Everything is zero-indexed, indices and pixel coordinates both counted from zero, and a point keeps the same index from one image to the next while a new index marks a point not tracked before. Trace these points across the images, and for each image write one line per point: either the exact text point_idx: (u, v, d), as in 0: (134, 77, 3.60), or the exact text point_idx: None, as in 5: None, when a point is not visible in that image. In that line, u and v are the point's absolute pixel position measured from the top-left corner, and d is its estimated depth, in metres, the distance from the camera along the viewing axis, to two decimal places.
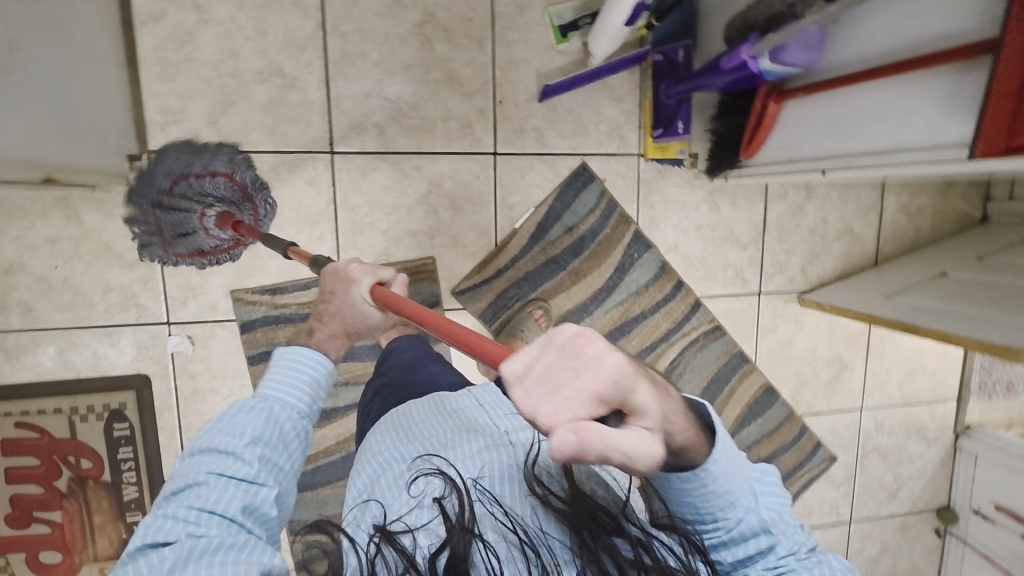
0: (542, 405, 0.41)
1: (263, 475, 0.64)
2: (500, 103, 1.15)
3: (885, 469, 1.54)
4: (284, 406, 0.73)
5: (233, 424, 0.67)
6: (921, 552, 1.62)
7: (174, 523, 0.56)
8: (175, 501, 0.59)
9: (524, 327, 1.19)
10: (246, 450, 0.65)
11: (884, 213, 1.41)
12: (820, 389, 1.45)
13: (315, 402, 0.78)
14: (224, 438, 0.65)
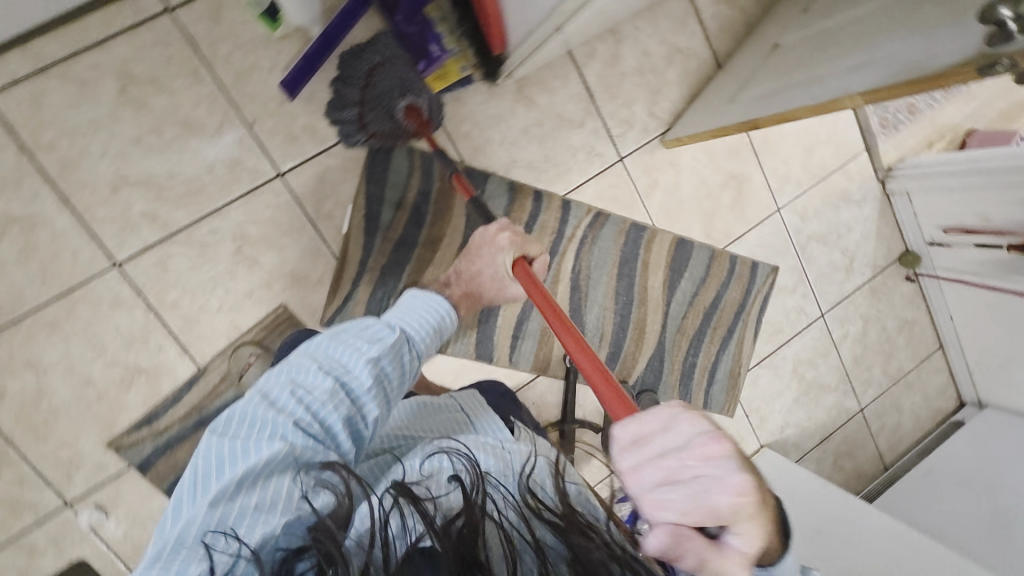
0: (642, 476, 0.48)
1: (367, 396, 0.72)
2: (254, 122, 1.04)
3: (832, 251, 1.50)
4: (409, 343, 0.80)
5: (356, 344, 0.73)
6: (905, 305, 1.60)
7: (288, 401, 0.67)
8: (293, 387, 0.69)
9: None
10: (320, 388, 0.69)
11: (703, 12, 1.30)
12: (730, 213, 1.39)
13: (434, 342, 0.84)
14: (351, 343, 0.73)
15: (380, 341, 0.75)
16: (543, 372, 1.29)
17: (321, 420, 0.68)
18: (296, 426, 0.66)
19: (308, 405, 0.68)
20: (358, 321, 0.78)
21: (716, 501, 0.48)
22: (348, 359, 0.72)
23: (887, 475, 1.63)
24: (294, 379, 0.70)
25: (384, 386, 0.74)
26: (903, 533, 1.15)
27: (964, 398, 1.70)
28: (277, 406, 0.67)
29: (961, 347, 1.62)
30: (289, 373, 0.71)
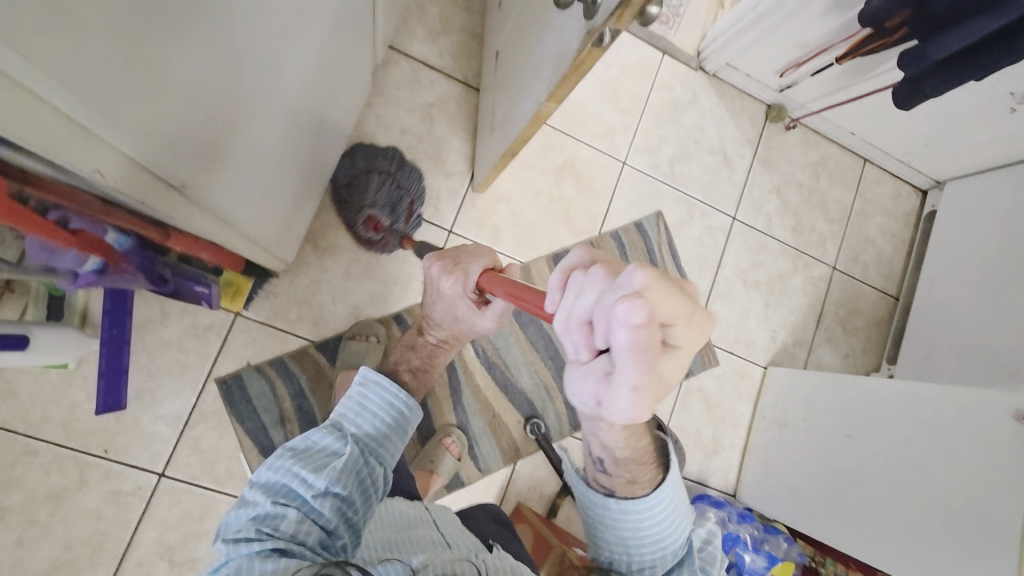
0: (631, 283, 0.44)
1: (336, 495, 0.66)
2: (107, 450, 1.03)
3: (701, 159, 1.41)
4: (369, 446, 0.76)
5: (303, 477, 0.66)
6: (805, 151, 1.50)
7: (249, 533, 0.60)
8: (260, 509, 0.62)
9: (433, 457, 1.13)
10: (293, 517, 0.62)
11: (429, 58, 1.24)
12: (582, 200, 1.32)
13: (395, 440, 0.80)
14: (308, 461, 0.69)
15: (335, 466, 0.69)
16: (516, 458, 1.23)
17: (309, 547, 0.61)
18: (271, 548, 0.58)
19: (278, 532, 0.60)
20: (307, 441, 0.73)
21: (692, 314, 0.48)
22: (304, 485, 0.66)
23: (902, 307, 1.51)
24: (256, 517, 0.62)
25: (348, 509, 0.67)
26: (922, 393, 1.04)
27: (923, 187, 1.58)
28: (242, 540, 0.59)
29: (884, 150, 1.50)
30: (242, 509, 0.64)
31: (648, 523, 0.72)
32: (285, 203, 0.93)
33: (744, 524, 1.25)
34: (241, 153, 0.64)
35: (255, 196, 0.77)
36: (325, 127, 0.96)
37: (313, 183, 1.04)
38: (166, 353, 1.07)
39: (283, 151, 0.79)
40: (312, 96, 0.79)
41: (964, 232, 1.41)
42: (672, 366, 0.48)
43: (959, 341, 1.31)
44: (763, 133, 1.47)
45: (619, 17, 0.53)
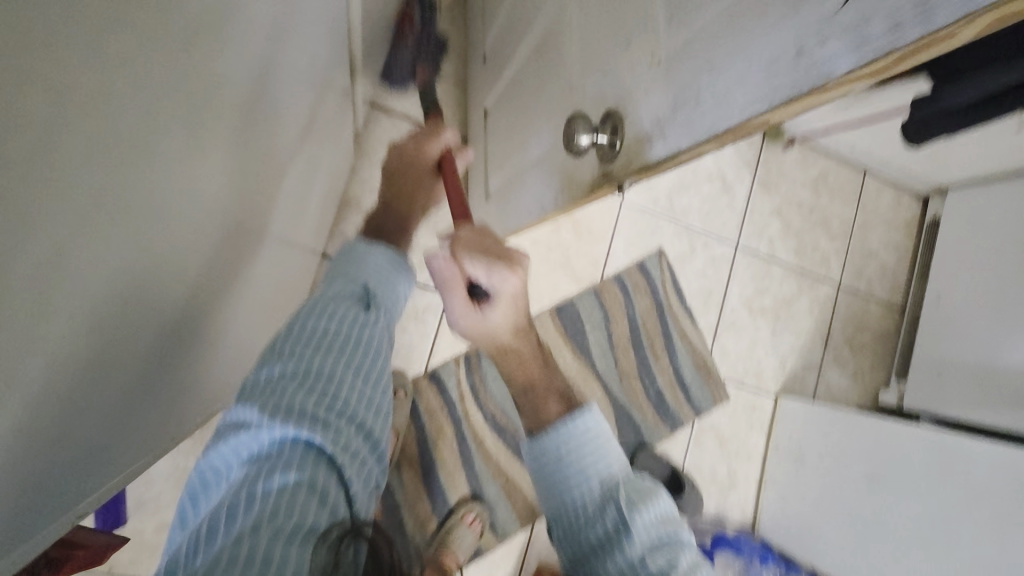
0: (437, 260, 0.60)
1: (360, 374, 0.57)
2: (111, 567, 0.99)
3: (700, 188, 1.36)
4: (386, 310, 0.67)
5: (341, 332, 0.58)
6: (804, 168, 1.45)
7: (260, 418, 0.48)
8: (271, 391, 0.51)
9: (454, 536, 1.09)
10: (343, 385, 0.54)
11: (411, 112, 1.17)
12: (581, 245, 1.27)
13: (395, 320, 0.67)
14: (326, 325, 0.58)
15: (369, 328, 0.61)
16: (534, 520, 1.20)
17: (351, 422, 0.53)
18: (301, 438, 0.47)
19: (315, 393, 0.52)
20: (319, 304, 0.61)
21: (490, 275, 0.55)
22: (328, 352, 0.56)
23: (907, 319, 1.50)
24: (286, 380, 0.52)
25: (376, 377, 0.59)
26: (944, 438, 1.02)
27: (922, 193, 1.55)
28: (271, 412, 0.48)
29: (884, 161, 1.46)
30: (262, 375, 0.54)
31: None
32: (270, 317, 0.86)
33: (767, 566, 1.22)
34: (133, 414, 0.47)
35: (240, 327, 0.70)
36: (301, 220, 0.88)
37: (300, 272, 0.97)
38: (163, 459, 1.02)
39: (244, 312, 0.70)
40: (269, 231, 0.69)
41: (969, 244, 1.38)
42: (494, 313, 0.58)
43: (969, 361, 1.30)
44: (761, 154, 1.41)
45: (642, 175, 0.48)
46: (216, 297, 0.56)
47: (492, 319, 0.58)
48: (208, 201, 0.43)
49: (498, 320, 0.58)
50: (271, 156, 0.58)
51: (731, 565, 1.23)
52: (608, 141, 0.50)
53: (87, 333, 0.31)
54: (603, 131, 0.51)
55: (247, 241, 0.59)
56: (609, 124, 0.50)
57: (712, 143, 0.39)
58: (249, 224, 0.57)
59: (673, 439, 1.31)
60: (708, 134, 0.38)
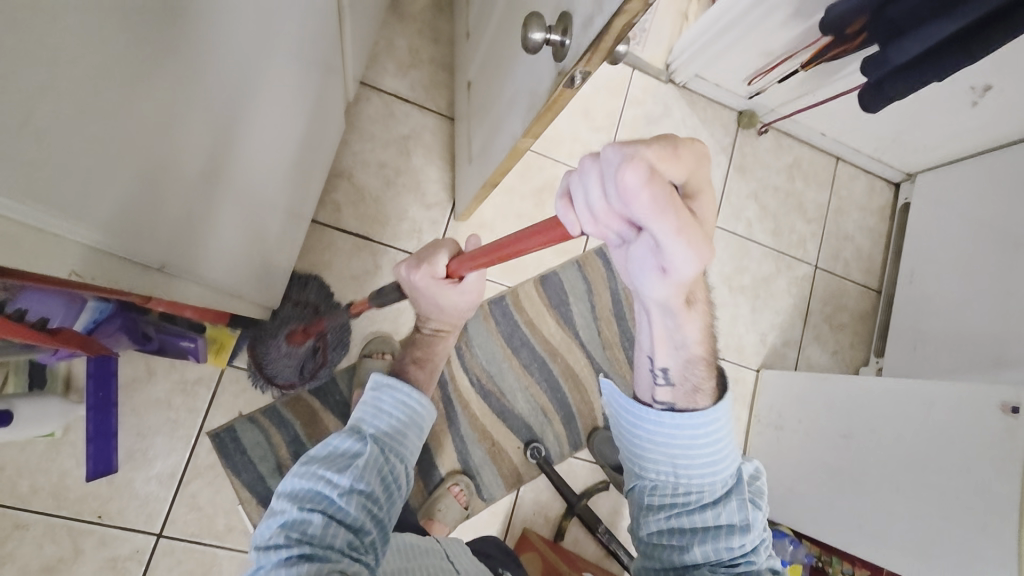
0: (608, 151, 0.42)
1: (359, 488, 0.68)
2: (101, 515, 1.00)
3: None
4: (384, 449, 0.77)
5: (329, 475, 0.68)
6: (778, 154, 1.52)
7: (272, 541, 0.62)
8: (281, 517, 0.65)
9: (440, 505, 1.13)
10: (322, 521, 0.64)
11: (402, 90, 1.24)
12: None
13: (406, 447, 0.81)
14: (333, 458, 0.72)
15: (360, 463, 0.72)
16: (520, 485, 1.22)
17: (342, 546, 0.63)
18: (299, 554, 0.59)
19: (307, 524, 0.63)
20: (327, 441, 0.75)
21: (685, 156, 0.47)
22: (330, 484, 0.68)
23: (884, 299, 1.54)
24: (286, 521, 0.64)
25: (361, 525, 0.67)
26: (913, 389, 1.04)
27: (894, 180, 1.62)
28: (273, 547, 0.61)
29: (854, 148, 1.53)
30: (273, 517, 0.66)
31: (702, 442, 0.63)
32: (264, 267, 0.92)
33: None
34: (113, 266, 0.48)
35: (235, 238, 0.74)
36: (296, 173, 0.93)
37: (293, 228, 1.02)
38: (155, 411, 1.05)
39: (235, 248, 0.74)
40: (263, 170, 0.75)
41: (939, 222, 1.44)
42: (703, 209, 0.52)
43: (943, 331, 1.33)
44: (736, 141, 1.49)
45: (586, 61, 0.53)
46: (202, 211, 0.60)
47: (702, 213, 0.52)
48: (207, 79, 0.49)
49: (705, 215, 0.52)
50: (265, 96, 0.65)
51: None
52: (559, 39, 0.55)
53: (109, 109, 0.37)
54: (556, 31, 0.56)
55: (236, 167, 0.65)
56: (559, 24, 0.55)
57: None
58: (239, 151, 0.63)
59: None
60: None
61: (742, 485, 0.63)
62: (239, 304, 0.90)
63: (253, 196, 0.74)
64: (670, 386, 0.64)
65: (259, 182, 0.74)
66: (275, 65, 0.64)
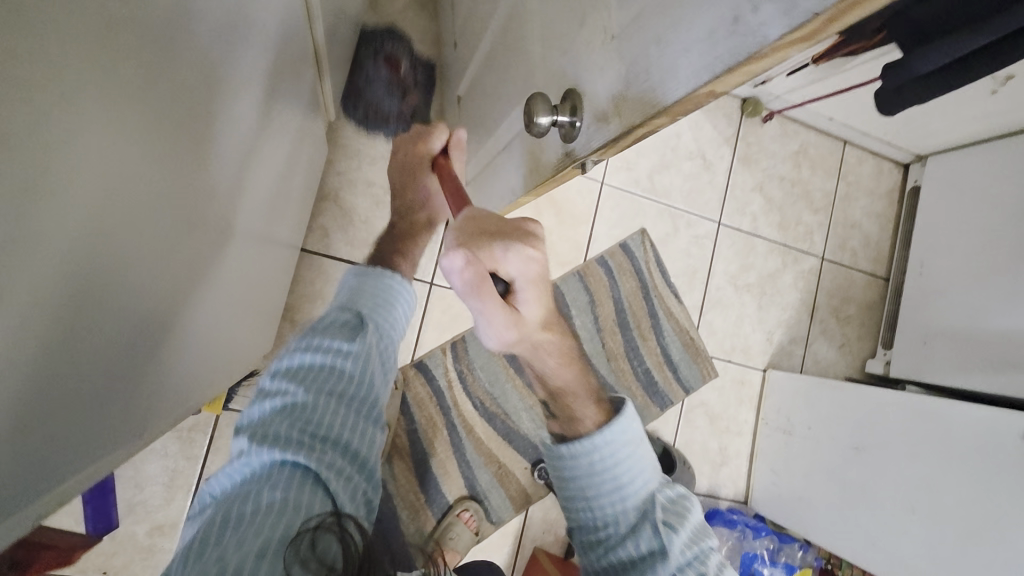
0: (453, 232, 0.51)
1: (357, 380, 0.65)
2: (105, 571, 0.98)
3: (680, 167, 1.36)
4: (378, 333, 0.72)
5: (337, 354, 0.65)
6: (784, 142, 1.45)
7: (275, 431, 0.58)
8: (273, 408, 0.60)
9: (451, 532, 1.10)
10: (320, 407, 0.61)
11: (385, 100, 1.15)
12: (563, 229, 1.26)
13: (396, 329, 0.76)
14: (324, 343, 0.66)
15: (361, 344, 0.67)
16: (528, 504, 1.21)
17: (337, 445, 0.60)
18: (303, 454, 0.56)
19: (311, 424, 0.59)
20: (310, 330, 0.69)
21: (515, 258, 0.50)
22: (334, 371, 0.64)
23: (892, 288, 1.51)
24: (280, 409, 0.60)
25: (354, 416, 0.63)
26: (926, 405, 1.02)
27: (904, 161, 1.55)
28: (271, 438, 0.57)
29: (863, 131, 1.46)
30: (261, 404, 0.62)
31: (605, 467, 0.64)
32: (240, 331, 0.85)
33: (761, 538, 1.25)
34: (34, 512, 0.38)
35: (209, 332, 0.68)
36: (268, 221, 0.86)
37: (275, 270, 0.96)
38: (151, 461, 1.01)
39: (204, 341, 0.68)
40: (223, 274, 0.67)
41: (950, 209, 1.39)
42: (527, 306, 0.55)
43: (953, 327, 1.30)
44: (740, 130, 1.41)
45: (603, 152, 0.48)
46: (146, 382, 0.51)
47: (524, 313, 0.56)
48: (152, 242, 0.41)
49: (529, 313, 0.56)
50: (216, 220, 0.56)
51: (727, 538, 1.24)
52: (568, 121, 0.50)
53: (91, 244, 0.32)
54: (563, 111, 0.51)
55: (188, 307, 0.56)
56: (568, 104, 0.50)
57: (667, 115, 0.38)
58: (189, 295, 0.54)
59: (664, 418, 1.32)
60: (658, 108, 0.38)
61: (653, 510, 0.62)
62: (224, 369, 0.85)
63: (224, 285, 0.68)
64: (556, 419, 0.70)
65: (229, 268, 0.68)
66: (238, 151, 0.57)
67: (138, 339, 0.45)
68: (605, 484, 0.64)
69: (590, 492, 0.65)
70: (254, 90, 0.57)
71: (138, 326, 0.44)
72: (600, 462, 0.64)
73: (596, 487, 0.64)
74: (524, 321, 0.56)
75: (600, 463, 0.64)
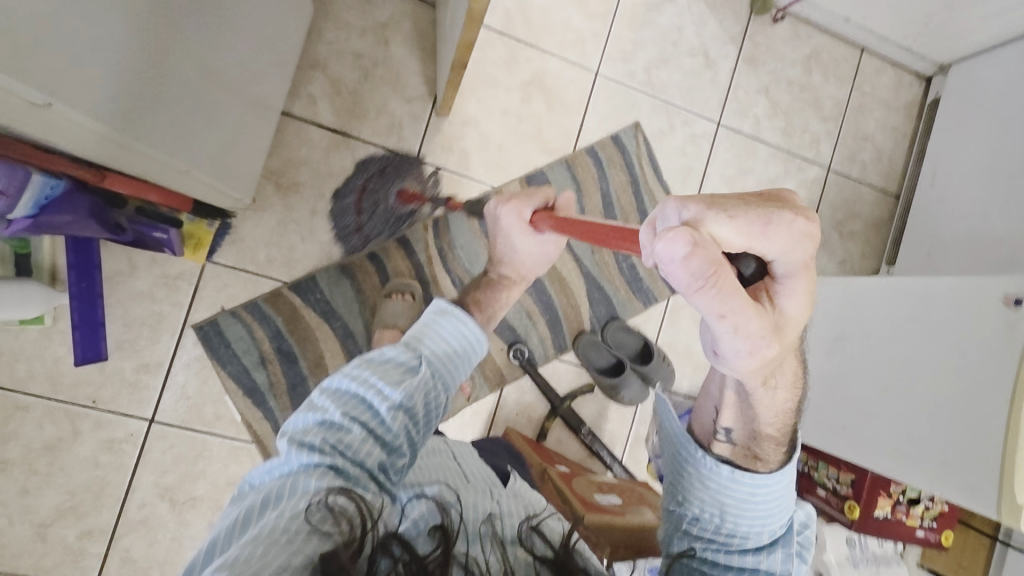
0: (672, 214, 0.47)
1: (398, 421, 0.67)
2: (95, 400, 1.05)
3: (680, 62, 1.32)
4: (437, 374, 0.75)
5: (381, 388, 0.68)
6: (795, 45, 1.39)
7: (315, 439, 0.62)
8: (319, 418, 0.65)
9: None
10: (358, 436, 0.64)
11: None
12: (553, 116, 1.26)
13: (459, 369, 0.80)
14: (389, 372, 0.71)
15: (412, 381, 0.70)
16: (503, 385, 1.23)
17: (367, 473, 0.63)
18: (329, 467, 0.60)
19: (345, 445, 0.63)
20: (381, 352, 0.74)
21: (776, 236, 0.47)
22: (380, 397, 0.68)
23: (902, 206, 1.44)
24: (323, 423, 0.64)
25: (387, 450, 0.66)
26: (910, 286, 0.98)
27: (926, 75, 1.47)
28: (307, 445, 0.62)
29: (882, 36, 1.39)
30: (315, 410, 0.67)
31: (760, 496, 0.62)
32: (224, 150, 0.91)
33: None
34: (98, 141, 0.64)
35: (184, 117, 0.74)
36: (249, 57, 0.88)
37: (253, 115, 0.98)
38: (139, 304, 1.07)
39: (186, 129, 0.76)
40: (229, 101, 0.85)
41: (968, 117, 1.32)
42: (789, 298, 0.49)
43: (961, 235, 1.25)
44: (748, 29, 1.36)
45: None
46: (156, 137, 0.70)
47: (786, 311, 0.49)
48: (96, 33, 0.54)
49: (793, 311, 0.50)
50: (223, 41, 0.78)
51: None
52: None
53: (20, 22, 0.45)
54: None
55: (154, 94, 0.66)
56: None
57: None
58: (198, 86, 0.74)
59: (647, 316, 1.31)
60: None
61: (790, 536, 0.62)
62: (201, 189, 0.92)
63: (205, 82, 0.75)
64: (733, 446, 0.64)
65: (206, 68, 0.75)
66: None
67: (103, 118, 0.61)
68: (762, 502, 0.61)
69: (736, 497, 0.62)
70: None
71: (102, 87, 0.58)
72: (763, 478, 0.61)
73: (750, 482, 0.61)
74: (785, 323, 0.49)
75: (763, 480, 0.61)
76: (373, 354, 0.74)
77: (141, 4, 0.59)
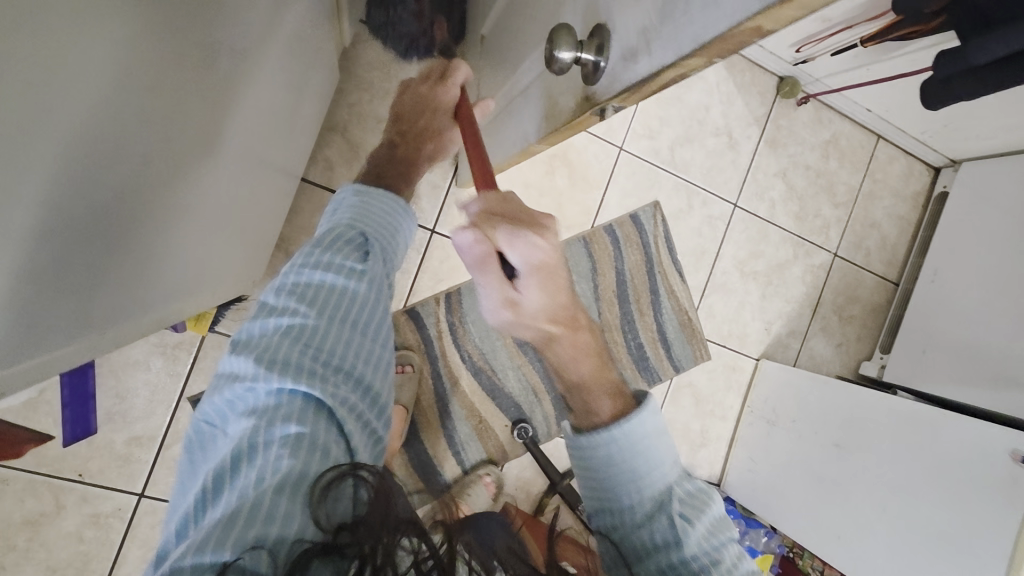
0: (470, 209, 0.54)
1: (361, 317, 0.63)
2: (82, 473, 1.00)
3: (704, 142, 1.30)
4: (385, 252, 0.71)
5: (340, 282, 0.63)
6: (816, 130, 1.39)
7: (280, 347, 0.56)
8: (274, 325, 0.59)
9: (471, 491, 1.14)
10: (330, 341, 0.59)
11: None
12: (575, 191, 1.23)
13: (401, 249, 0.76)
14: (342, 253, 0.65)
15: (369, 269, 0.66)
16: (504, 461, 1.22)
17: (345, 378, 0.58)
18: (306, 394, 0.54)
19: (314, 347, 0.57)
20: (327, 234, 0.68)
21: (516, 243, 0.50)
22: (342, 291, 0.63)
23: (900, 294, 1.48)
24: (286, 331, 0.58)
25: (358, 349, 0.61)
26: (916, 413, 1.01)
27: (935, 165, 1.49)
28: (273, 361, 0.55)
29: (900, 128, 1.40)
30: (270, 317, 0.60)
31: (617, 455, 0.62)
32: (236, 245, 0.86)
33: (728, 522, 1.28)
34: (12, 333, 0.42)
35: (191, 246, 0.70)
36: (244, 149, 0.73)
37: (265, 202, 0.91)
38: (134, 373, 1.01)
39: (190, 259, 0.71)
40: (183, 216, 0.63)
41: (974, 219, 1.35)
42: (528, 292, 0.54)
43: (957, 338, 1.29)
44: (772, 111, 1.35)
45: (624, 99, 0.48)
46: (80, 290, 0.49)
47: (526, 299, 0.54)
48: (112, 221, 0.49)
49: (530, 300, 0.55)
50: (194, 146, 0.58)
51: None
52: (591, 61, 0.49)
53: (41, 240, 0.41)
54: (589, 49, 0.49)
55: (161, 249, 0.61)
56: (595, 43, 0.48)
57: (697, 56, 0.38)
58: (148, 218, 0.55)
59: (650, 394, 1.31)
60: (696, 45, 0.37)
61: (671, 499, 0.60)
62: (188, 305, 0.80)
63: (212, 210, 0.71)
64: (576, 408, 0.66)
65: (216, 196, 0.70)
66: (218, 100, 0.59)
67: (104, 306, 0.55)
68: (609, 455, 0.62)
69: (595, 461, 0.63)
70: (230, 39, 0.57)
71: (108, 268, 0.52)
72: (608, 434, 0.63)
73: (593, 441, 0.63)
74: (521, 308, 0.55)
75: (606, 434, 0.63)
76: (313, 242, 0.68)
77: (167, 177, 0.55)
